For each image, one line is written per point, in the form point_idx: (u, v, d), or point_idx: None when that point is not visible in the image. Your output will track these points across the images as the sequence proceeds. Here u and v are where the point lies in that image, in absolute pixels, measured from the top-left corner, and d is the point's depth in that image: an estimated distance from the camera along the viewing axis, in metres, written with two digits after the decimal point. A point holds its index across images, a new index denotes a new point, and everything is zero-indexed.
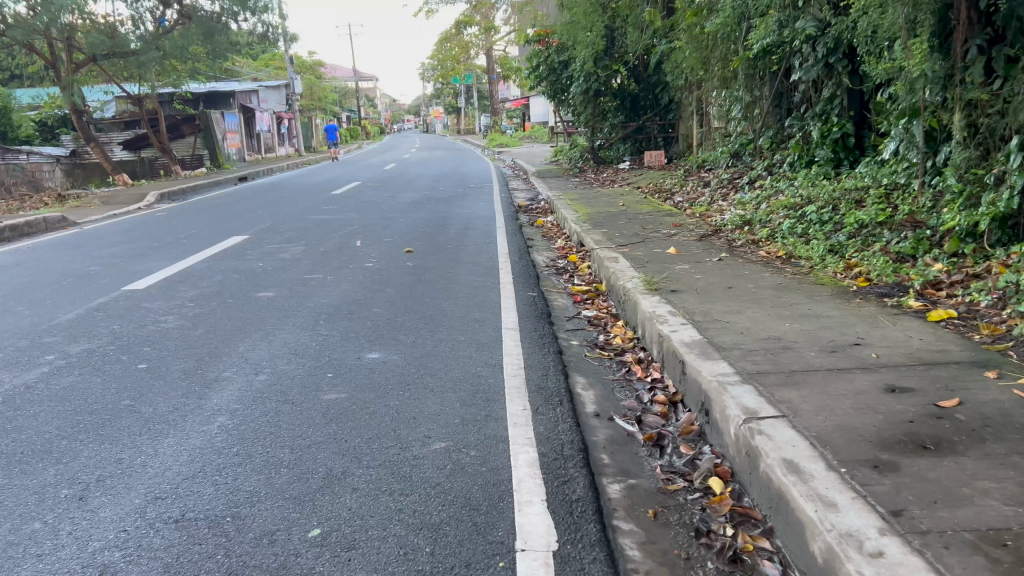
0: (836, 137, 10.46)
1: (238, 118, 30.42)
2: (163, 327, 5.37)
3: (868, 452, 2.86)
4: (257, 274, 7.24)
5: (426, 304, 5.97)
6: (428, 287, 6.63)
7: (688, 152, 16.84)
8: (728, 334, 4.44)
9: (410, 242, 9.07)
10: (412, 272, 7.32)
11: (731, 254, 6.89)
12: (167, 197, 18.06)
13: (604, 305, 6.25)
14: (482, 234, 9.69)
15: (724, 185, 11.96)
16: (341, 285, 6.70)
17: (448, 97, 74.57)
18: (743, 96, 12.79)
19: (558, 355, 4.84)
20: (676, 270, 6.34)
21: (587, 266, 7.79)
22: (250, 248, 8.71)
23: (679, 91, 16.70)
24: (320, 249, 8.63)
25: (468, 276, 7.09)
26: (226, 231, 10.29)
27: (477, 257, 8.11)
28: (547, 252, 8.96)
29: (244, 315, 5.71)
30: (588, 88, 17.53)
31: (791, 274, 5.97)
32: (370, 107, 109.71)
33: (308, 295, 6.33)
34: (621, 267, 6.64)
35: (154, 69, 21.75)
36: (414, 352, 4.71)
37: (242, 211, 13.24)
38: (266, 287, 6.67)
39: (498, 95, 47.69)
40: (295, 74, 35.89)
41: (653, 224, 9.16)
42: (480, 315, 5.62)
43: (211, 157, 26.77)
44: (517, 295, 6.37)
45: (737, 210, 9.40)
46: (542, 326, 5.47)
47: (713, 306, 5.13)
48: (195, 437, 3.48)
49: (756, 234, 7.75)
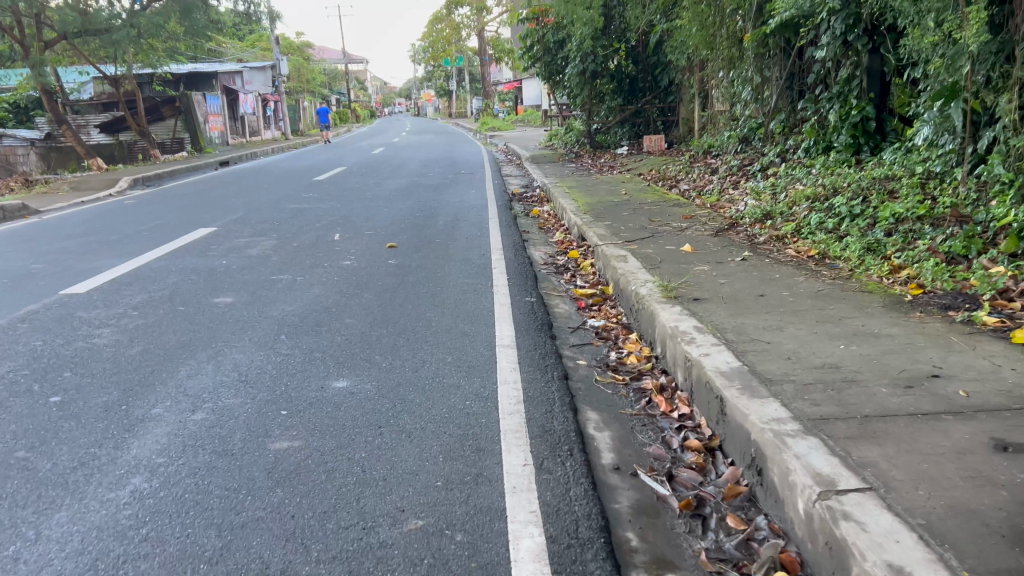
0: (856, 121, 9.63)
1: (221, 100, 29.34)
2: (94, 343, 4.52)
3: (1007, 559, 2.07)
4: (218, 274, 6.39)
5: (407, 313, 5.15)
6: (412, 291, 5.80)
7: (690, 137, 15.92)
8: (772, 361, 3.64)
9: (394, 236, 8.23)
10: (394, 272, 6.50)
11: (754, 254, 6.06)
12: (141, 183, 17.11)
13: (613, 313, 5.45)
14: (473, 227, 8.85)
15: (733, 172, 11.13)
16: (313, 289, 5.87)
17: (440, 81, 73.45)
18: (752, 76, 11.98)
19: (564, 381, 4.04)
20: (696, 273, 5.53)
21: (590, 265, 6.97)
22: (215, 242, 7.85)
23: (681, 71, 15.74)
24: (294, 244, 7.79)
25: (456, 277, 6.27)
26: (194, 222, 9.43)
27: (467, 254, 7.28)
28: (545, 247, 8.13)
29: (193, 327, 4.88)
30: (585, 69, 16.71)
31: (830, 278, 5.15)
32: (360, 90, 108.06)
33: (272, 302, 5.49)
34: (631, 267, 5.83)
35: (129, 48, 20.60)
36: (390, 380, 3.89)
37: (216, 198, 12.34)
38: (226, 290, 5.83)
39: (490, 78, 46.65)
40: (282, 56, 34.81)
41: (661, 216, 8.36)
42: (470, 328, 4.80)
43: (192, 140, 25.77)
44: (513, 302, 5.55)
45: (753, 200, 8.58)
46: (544, 341, 4.67)
47: (746, 320, 4.32)
48: (95, 511, 2.66)
49: (779, 228, 6.92)
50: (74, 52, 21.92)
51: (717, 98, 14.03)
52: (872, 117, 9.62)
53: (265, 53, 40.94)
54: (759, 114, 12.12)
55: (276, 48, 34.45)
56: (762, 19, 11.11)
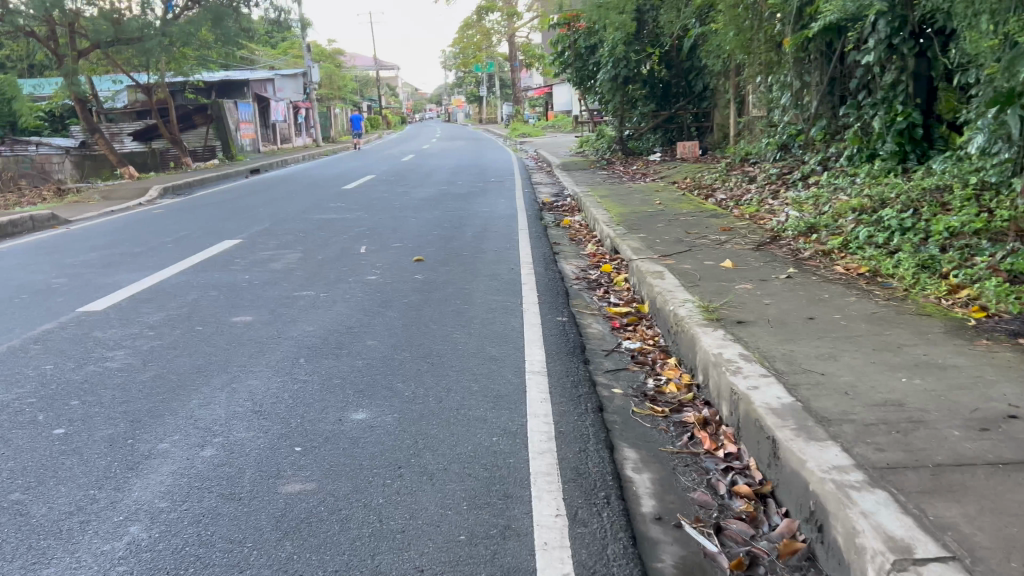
0: (902, 128, 9.23)
1: (253, 108, 29.44)
2: (106, 367, 4.33)
3: None
4: (239, 291, 6.21)
5: (431, 335, 4.90)
6: (438, 309, 5.56)
7: (725, 143, 15.57)
8: (828, 397, 3.32)
9: (421, 248, 8.01)
10: (420, 288, 6.27)
11: (799, 271, 5.72)
12: (171, 191, 17.11)
13: (649, 334, 5.16)
14: (502, 239, 8.60)
15: (771, 181, 10.76)
16: (335, 307, 5.65)
17: (470, 86, 73.53)
18: (792, 81, 11.59)
19: (599, 413, 3.76)
20: (738, 292, 5.22)
21: (623, 280, 6.68)
22: (239, 255, 7.69)
23: (715, 75, 15.37)
24: (318, 257, 7.60)
25: (484, 294, 6.01)
26: (220, 234, 9.29)
27: (495, 268, 7.03)
28: (576, 260, 7.85)
29: (209, 349, 4.68)
30: (617, 75, 16.36)
31: (884, 300, 4.81)
32: (391, 96, 108.54)
33: (293, 321, 5.28)
34: (669, 285, 5.54)
35: (161, 56, 20.71)
36: (411, 412, 3.63)
37: (244, 208, 12.23)
38: (246, 308, 5.64)
39: (520, 84, 46.48)
40: (313, 63, 34.93)
41: (698, 228, 8.04)
42: (499, 352, 4.54)
43: (223, 148, 25.85)
44: (544, 322, 5.27)
45: (794, 212, 8.22)
46: (576, 366, 4.40)
47: (795, 347, 4.00)
48: (87, 566, 2.43)
49: (825, 241, 6.56)
50: (108, 62, 22.09)
51: (753, 104, 13.66)
52: (919, 124, 9.23)
53: (296, 60, 41.15)
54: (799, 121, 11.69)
55: (307, 55, 34.58)
56: (803, 22, 10.77)
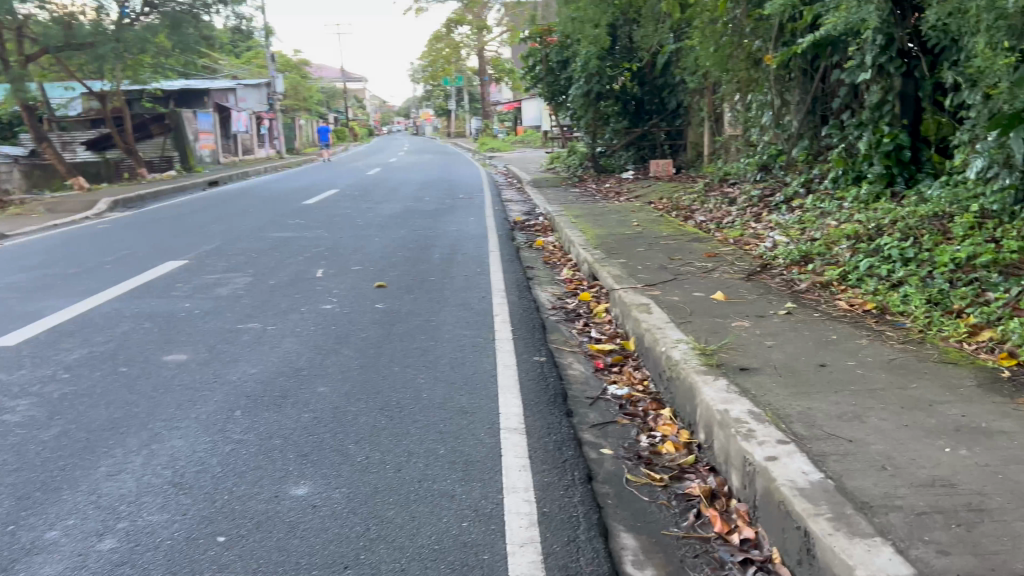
0: (890, 149, 8.84)
1: (213, 117, 28.53)
2: (3, 422, 3.67)
3: None
4: (176, 322, 5.54)
5: (392, 379, 4.30)
6: (400, 346, 4.95)
7: (699, 161, 15.28)
8: (863, 474, 2.77)
9: (384, 273, 7.39)
10: (380, 320, 5.65)
11: (799, 306, 5.21)
12: (122, 204, 16.27)
13: (638, 377, 4.61)
14: (472, 263, 8.02)
15: (752, 203, 10.30)
16: (283, 343, 5.02)
17: (439, 100, 73.04)
18: (773, 100, 11.19)
19: (588, 483, 3.18)
20: (736, 331, 4.69)
21: (604, 311, 6.14)
22: (182, 279, 7.02)
23: (689, 92, 15.01)
24: (270, 282, 6.95)
25: (453, 329, 5.41)
26: (166, 253, 8.59)
27: (465, 297, 6.44)
28: (552, 287, 7.28)
29: (130, 396, 4.03)
30: (589, 91, 15.84)
31: (899, 343, 4.30)
32: (359, 108, 107.68)
33: (234, 361, 4.64)
34: (658, 320, 4.99)
35: (115, 62, 19.84)
36: (363, 485, 3.03)
37: (197, 224, 11.51)
38: (181, 344, 4.98)
39: (490, 98, 46.02)
40: (277, 73, 34.15)
41: (681, 253, 7.54)
42: (468, 402, 3.94)
43: (182, 159, 24.92)
44: (519, 363, 4.69)
45: (782, 237, 7.77)
46: (560, 421, 3.82)
47: (813, 405, 3.45)
48: None
49: (821, 272, 6.06)
50: (59, 67, 21.21)
51: (729, 123, 13.31)
52: (906, 146, 8.85)
53: (260, 70, 40.30)
54: (780, 140, 11.27)
55: (272, 65, 33.78)
56: (785, 39, 10.39)
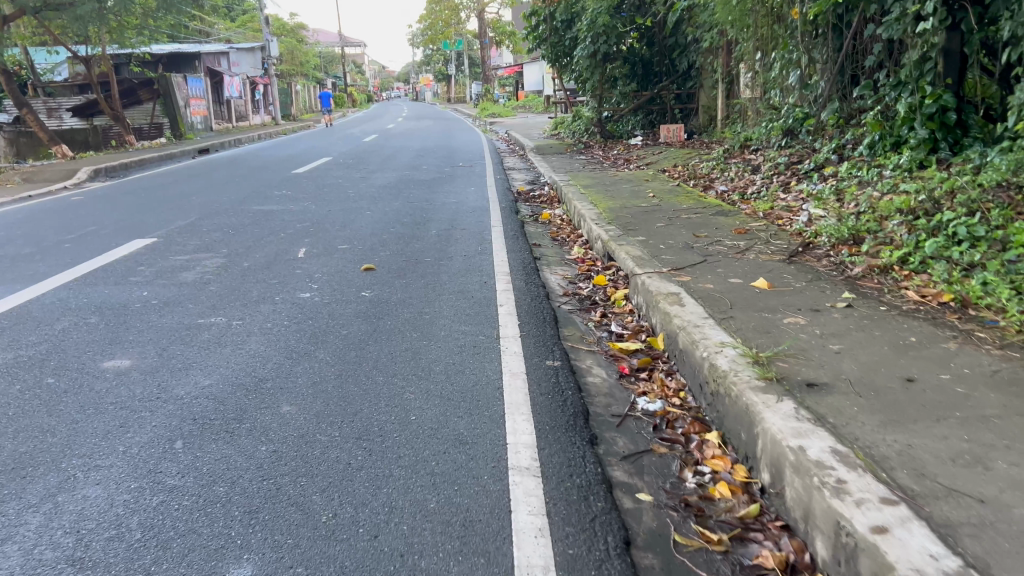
0: (933, 112, 7.89)
1: (204, 82, 27.40)
2: None
3: None
4: (127, 316, 4.73)
5: (374, 394, 3.52)
6: (387, 348, 4.16)
7: (711, 127, 14.41)
8: (1019, 562, 2.00)
9: (373, 253, 6.59)
10: (365, 311, 4.86)
11: (859, 298, 4.40)
12: (103, 173, 15.40)
13: (673, 387, 3.81)
14: (472, 240, 7.20)
15: (778, 170, 9.44)
16: (249, 344, 4.23)
17: (438, 65, 71.60)
18: (799, 58, 10.24)
19: (625, 554, 2.40)
20: (791, 330, 3.89)
21: (624, 299, 5.34)
22: (146, 262, 6.21)
23: (701, 52, 14.09)
24: (244, 265, 6.14)
25: (450, 324, 4.60)
26: (135, 230, 7.77)
27: (465, 282, 5.63)
28: (563, 268, 6.48)
29: (47, 421, 3.23)
30: (596, 52, 14.88)
31: (997, 350, 3.48)
32: (357, 73, 105.93)
33: (184, 370, 3.84)
34: (694, 315, 4.19)
35: (97, 24, 18.73)
36: (327, 564, 2.26)
37: (176, 196, 10.64)
38: (126, 346, 4.18)
39: (490, 62, 44.74)
40: (271, 36, 32.97)
41: (706, 229, 6.72)
42: (468, 429, 3.16)
43: (170, 125, 23.90)
44: (529, 369, 3.90)
45: (819, 211, 6.93)
46: (583, 455, 3.04)
47: (915, 441, 2.67)
48: None
49: (877, 254, 5.22)
50: (39, 29, 20.09)
51: (747, 84, 12.40)
52: (952, 108, 7.88)
53: (254, 33, 39.03)
54: (807, 102, 10.31)
55: (265, 28, 32.61)
56: None
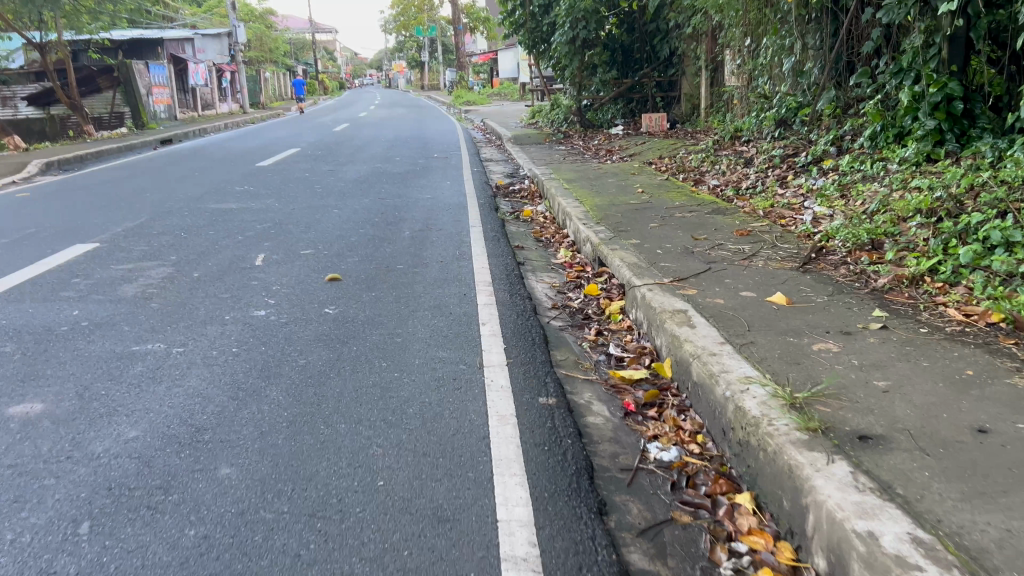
0: (938, 101, 7.29)
1: (168, 70, 26.38)
2: None
3: None
4: (50, 343, 4.07)
5: (335, 450, 2.90)
6: (350, 383, 3.54)
7: (694, 116, 13.86)
8: None
9: (339, 259, 5.95)
10: (327, 334, 4.22)
11: (894, 317, 3.85)
12: (57, 166, 14.54)
13: (687, 429, 3.24)
14: (449, 243, 6.59)
15: (773, 163, 8.89)
16: (190, 380, 3.60)
17: (411, 52, 70.54)
18: (792, 44, 9.68)
19: None
20: (822, 361, 3.33)
21: (620, 313, 4.76)
22: (83, 273, 5.53)
23: (684, 39, 13.55)
24: (194, 275, 5.48)
25: (425, 350, 3.99)
26: (77, 233, 7.05)
27: (442, 295, 5.02)
28: (550, 275, 5.89)
29: None
30: (575, 37, 14.13)
31: None
32: (328, 59, 104.01)
33: (107, 417, 3.19)
34: (707, 340, 3.62)
35: (49, 8, 17.73)
36: None
37: (129, 193, 9.89)
38: (42, 384, 3.52)
39: (464, 48, 43.89)
40: (237, 22, 31.92)
41: (703, 230, 6.17)
42: (447, 502, 2.55)
43: (132, 114, 22.93)
44: (520, 410, 3.30)
45: (825, 210, 6.39)
46: (592, 534, 2.45)
47: (1015, 526, 2.12)
48: None
49: (902, 262, 4.66)
50: None
51: (733, 72, 11.87)
52: (958, 97, 7.27)
53: (221, 18, 37.85)
54: (801, 91, 9.75)
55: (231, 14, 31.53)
56: None
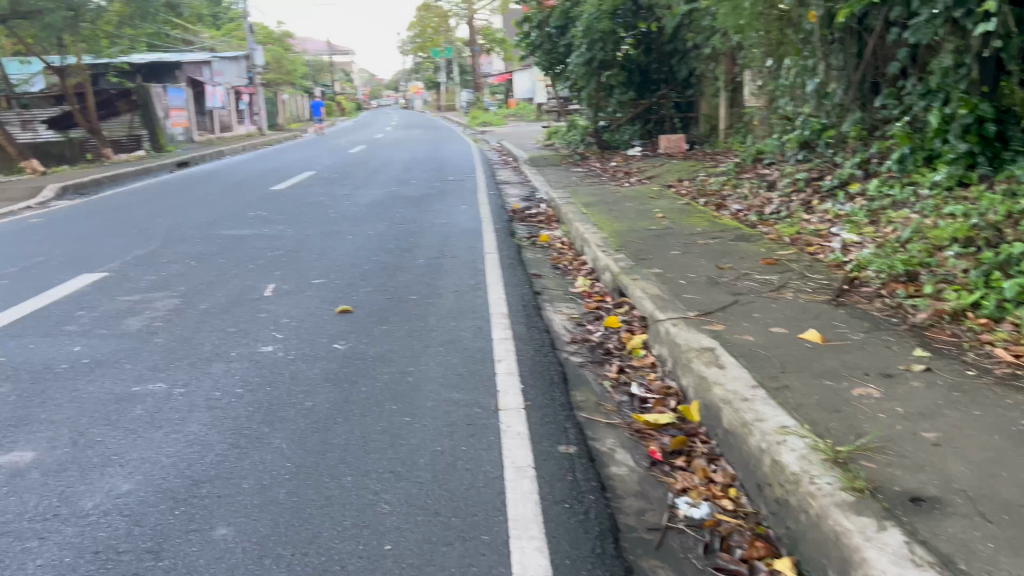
0: (969, 123, 7.06)
1: (186, 93, 26.51)
2: None
3: None
4: (48, 384, 3.90)
5: (338, 508, 2.69)
6: (357, 429, 3.34)
7: (713, 137, 13.68)
8: None
9: (350, 289, 5.77)
10: (335, 373, 4.03)
11: (938, 357, 3.61)
12: (72, 190, 14.50)
13: (718, 482, 3.01)
14: (464, 271, 6.40)
15: (797, 186, 8.64)
16: (189, 425, 3.41)
17: (428, 73, 70.86)
18: (815, 65, 9.49)
19: None
20: (864, 408, 3.09)
21: (642, 348, 4.54)
22: (88, 304, 5.37)
23: (702, 59, 13.39)
24: (201, 307, 5.31)
25: (437, 391, 3.78)
26: (86, 262, 6.92)
27: (456, 328, 4.83)
28: (569, 305, 5.68)
29: None
30: (592, 58, 13.88)
31: None
32: (346, 80, 104.80)
33: (100, 468, 3.01)
34: (737, 382, 3.40)
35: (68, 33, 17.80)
36: None
37: (141, 218, 9.79)
38: (35, 430, 3.35)
39: (480, 69, 44.03)
40: (255, 44, 32.10)
41: (728, 258, 5.95)
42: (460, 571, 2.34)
43: (150, 137, 23.00)
44: (538, 460, 3.09)
45: (855, 238, 6.15)
46: None
47: None
48: None
49: (943, 295, 4.42)
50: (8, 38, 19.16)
51: (752, 93, 11.70)
52: (990, 119, 7.06)
53: (240, 41, 38.13)
54: (824, 112, 9.54)
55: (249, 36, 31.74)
56: None
